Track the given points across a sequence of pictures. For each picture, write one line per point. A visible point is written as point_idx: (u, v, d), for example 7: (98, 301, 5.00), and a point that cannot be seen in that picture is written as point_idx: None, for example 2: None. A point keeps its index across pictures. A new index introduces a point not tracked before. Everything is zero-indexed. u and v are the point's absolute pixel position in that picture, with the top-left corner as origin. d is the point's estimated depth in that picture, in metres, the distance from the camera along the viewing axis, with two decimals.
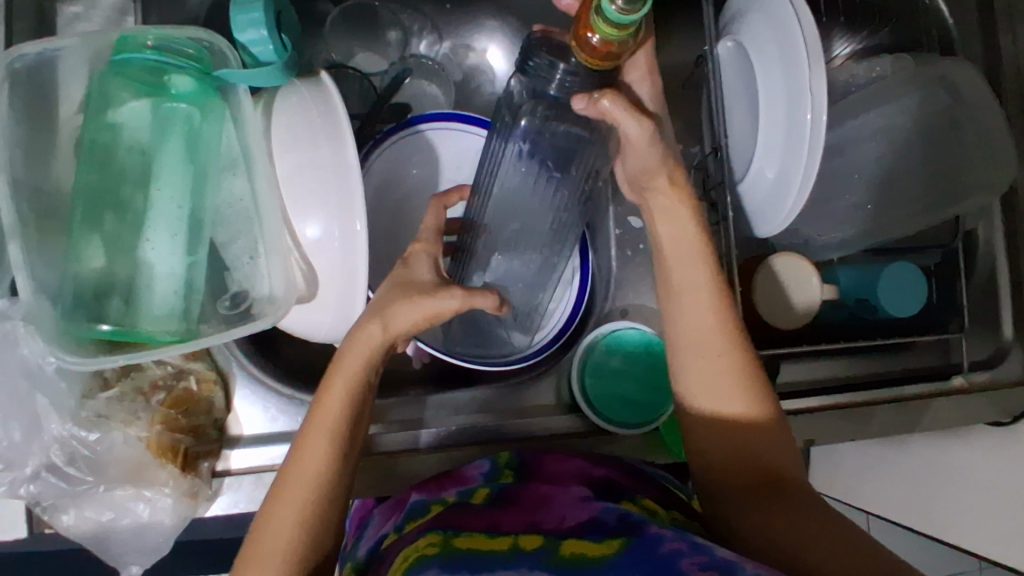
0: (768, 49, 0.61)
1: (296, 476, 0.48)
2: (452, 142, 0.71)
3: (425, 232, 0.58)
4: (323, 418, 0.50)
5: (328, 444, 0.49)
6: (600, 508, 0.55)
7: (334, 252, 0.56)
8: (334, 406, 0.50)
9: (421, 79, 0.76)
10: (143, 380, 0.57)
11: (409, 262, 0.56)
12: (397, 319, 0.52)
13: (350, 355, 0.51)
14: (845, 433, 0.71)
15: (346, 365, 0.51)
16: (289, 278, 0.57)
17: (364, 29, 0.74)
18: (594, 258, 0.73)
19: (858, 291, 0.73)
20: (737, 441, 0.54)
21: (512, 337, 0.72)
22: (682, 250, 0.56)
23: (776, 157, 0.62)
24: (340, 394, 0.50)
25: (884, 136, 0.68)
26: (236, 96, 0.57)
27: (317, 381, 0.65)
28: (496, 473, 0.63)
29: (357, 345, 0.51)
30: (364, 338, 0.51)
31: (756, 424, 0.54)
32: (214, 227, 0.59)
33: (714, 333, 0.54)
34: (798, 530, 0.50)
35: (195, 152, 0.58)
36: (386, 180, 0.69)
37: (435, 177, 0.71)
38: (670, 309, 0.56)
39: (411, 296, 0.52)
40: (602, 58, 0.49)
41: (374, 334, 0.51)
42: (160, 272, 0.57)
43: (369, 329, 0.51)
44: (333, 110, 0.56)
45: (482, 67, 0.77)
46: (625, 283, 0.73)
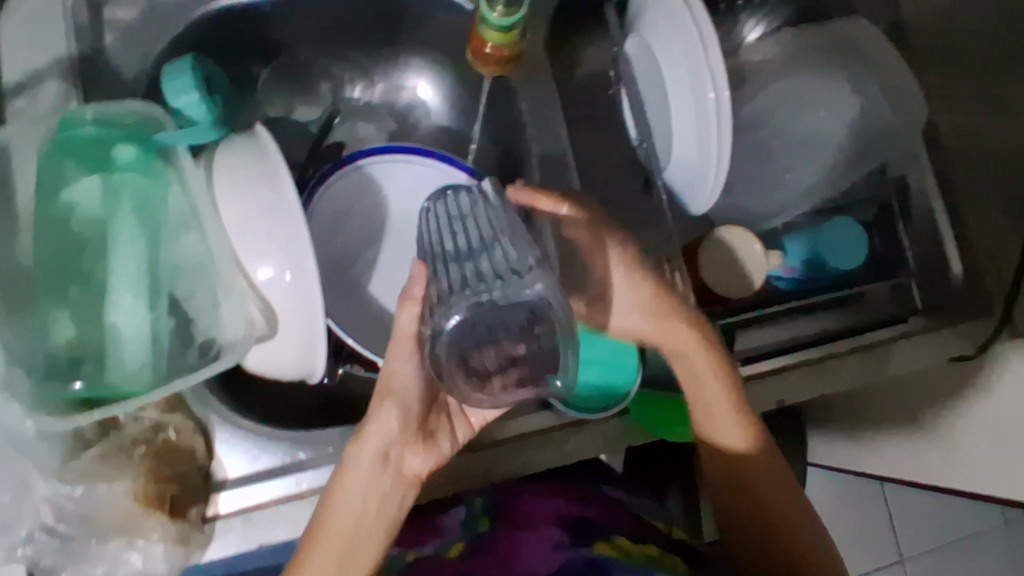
0: (665, 38, 0.65)
1: None
2: (390, 177, 0.73)
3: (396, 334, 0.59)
4: (325, 534, 0.53)
5: (337, 553, 0.52)
6: (567, 555, 0.73)
7: (289, 289, 0.59)
8: (327, 534, 0.53)
9: (353, 121, 0.81)
10: (123, 437, 0.59)
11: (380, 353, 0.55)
12: (376, 429, 0.53)
13: (350, 476, 0.53)
14: (811, 389, 0.71)
15: (336, 499, 0.53)
16: (248, 318, 0.60)
17: (297, 82, 0.78)
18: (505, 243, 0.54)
19: (807, 266, 0.74)
20: (751, 492, 0.66)
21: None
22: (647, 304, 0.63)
23: (690, 135, 0.65)
24: (334, 509, 0.53)
25: (782, 107, 0.74)
26: (178, 158, 0.62)
27: (283, 417, 0.68)
28: (476, 519, 0.80)
29: (343, 471, 0.53)
30: (346, 462, 0.53)
31: (764, 479, 0.66)
32: (171, 282, 0.61)
33: (711, 380, 0.62)
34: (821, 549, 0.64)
35: (146, 214, 0.61)
36: (333, 218, 0.71)
37: (380, 208, 0.73)
38: (684, 374, 0.63)
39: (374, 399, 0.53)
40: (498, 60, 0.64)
41: (353, 452, 0.53)
42: (127, 330, 0.59)
43: (353, 450, 0.53)
44: (268, 156, 0.60)
45: (414, 102, 0.81)
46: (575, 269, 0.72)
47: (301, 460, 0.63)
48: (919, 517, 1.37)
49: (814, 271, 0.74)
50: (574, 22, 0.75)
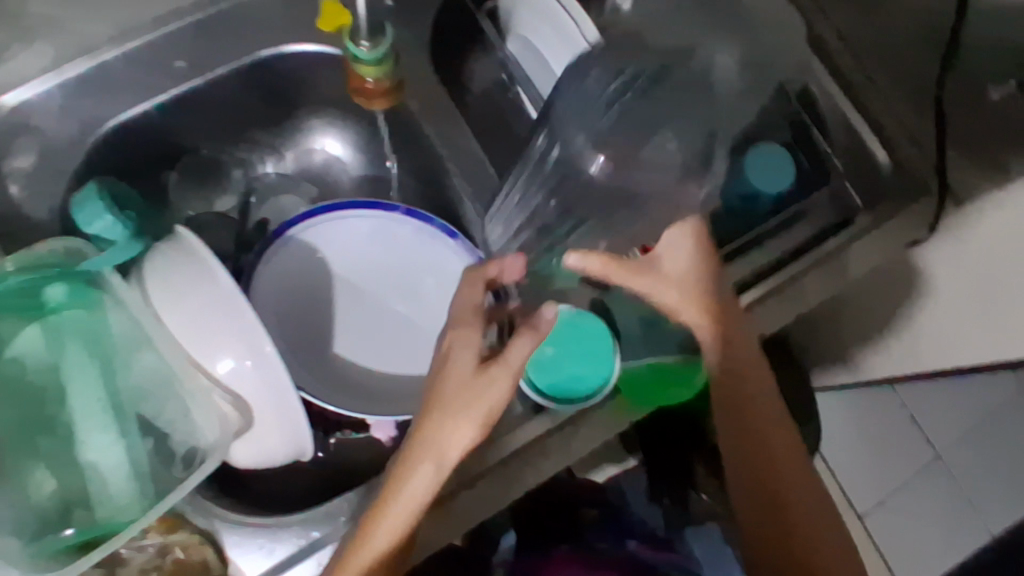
0: None
1: None
2: (324, 237, 0.72)
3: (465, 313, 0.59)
4: (374, 533, 0.54)
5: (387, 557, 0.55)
6: None
7: (254, 374, 0.58)
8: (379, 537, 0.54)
9: (275, 195, 0.82)
10: (132, 570, 0.60)
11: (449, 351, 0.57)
12: (451, 440, 0.54)
13: (411, 480, 0.54)
14: (782, 315, 0.70)
15: (394, 500, 0.55)
16: (222, 415, 0.60)
17: (209, 176, 0.79)
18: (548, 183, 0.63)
19: (737, 208, 0.72)
20: (774, 477, 0.66)
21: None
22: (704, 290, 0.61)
23: None
24: (392, 513, 0.54)
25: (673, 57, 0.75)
26: (108, 280, 0.61)
27: (284, 504, 0.67)
28: None
29: (407, 473, 0.54)
30: (414, 475, 0.54)
31: (787, 473, 0.67)
32: (137, 404, 0.60)
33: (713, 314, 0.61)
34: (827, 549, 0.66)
35: (95, 346, 0.60)
36: (280, 290, 0.69)
37: (319, 267, 0.72)
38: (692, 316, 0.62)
39: (454, 409, 0.54)
40: (387, 91, 0.66)
41: (426, 468, 0.54)
42: (107, 465, 0.59)
43: (425, 464, 0.54)
44: (196, 253, 0.59)
45: (329, 160, 0.83)
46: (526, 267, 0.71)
47: (316, 540, 0.61)
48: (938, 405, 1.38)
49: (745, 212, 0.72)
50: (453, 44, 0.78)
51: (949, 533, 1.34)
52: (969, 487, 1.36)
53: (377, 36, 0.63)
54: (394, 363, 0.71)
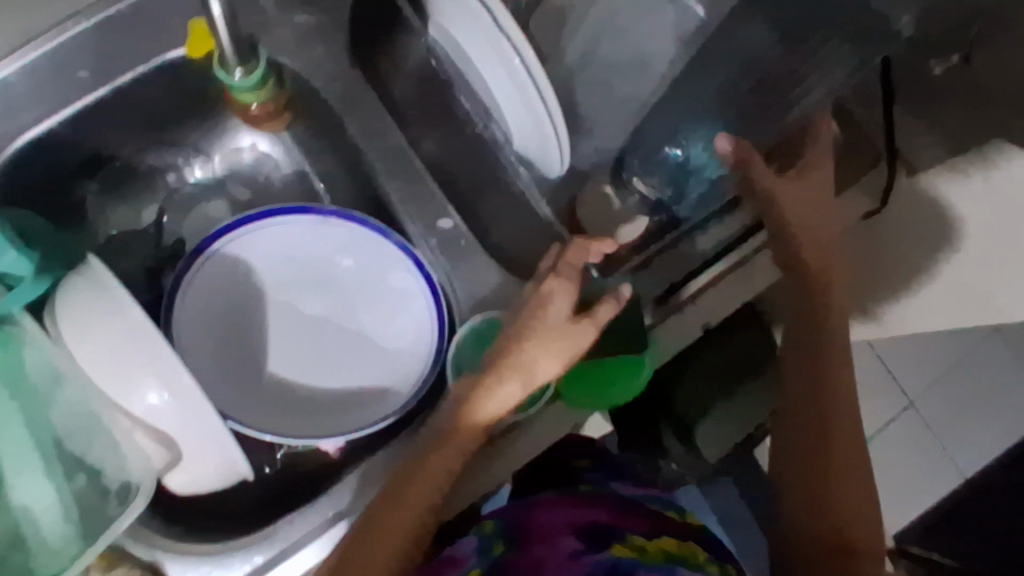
0: (459, 25, 0.63)
1: (402, 501, 0.58)
2: (252, 247, 0.69)
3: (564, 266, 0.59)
4: (444, 448, 0.58)
5: (453, 460, 0.58)
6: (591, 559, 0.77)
7: (175, 404, 0.57)
8: (461, 438, 0.58)
9: (203, 202, 0.79)
10: None
11: (544, 297, 0.58)
12: (539, 372, 0.57)
13: (490, 396, 0.57)
14: (735, 297, 0.70)
15: (475, 406, 0.58)
16: (149, 447, 0.58)
17: (132, 187, 0.76)
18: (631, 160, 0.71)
19: (672, 173, 0.70)
20: (819, 409, 0.70)
21: (395, 393, 0.67)
22: (795, 199, 0.65)
23: (518, 110, 0.63)
24: (463, 436, 0.58)
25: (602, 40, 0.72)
26: (21, 320, 0.60)
27: (230, 522, 0.65)
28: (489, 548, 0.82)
29: (487, 396, 0.57)
30: (500, 395, 0.57)
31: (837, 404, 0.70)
32: (66, 441, 0.58)
33: (823, 182, 0.67)
34: (849, 494, 0.68)
35: (13, 386, 0.58)
36: (211, 308, 0.68)
37: (252, 280, 0.69)
38: (806, 186, 0.66)
39: (552, 343, 0.57)
40: (270, 112, 0.71)
41: (511, 390, 0.57)
42: (39, 507, 0.57)
43: (511, 384, 0.57)
44: (105, 283, 0.57)
45: (260, 159, 0.80)
46: (460, 265, 0.69)
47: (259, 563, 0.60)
48: (909, 355, 1.39)
49: (679, 181, 0.70)
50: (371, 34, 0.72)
51: (922, 473, 1.37)
52: (939, 427, 1.39)
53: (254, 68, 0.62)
54: (334, 374, 0.68)
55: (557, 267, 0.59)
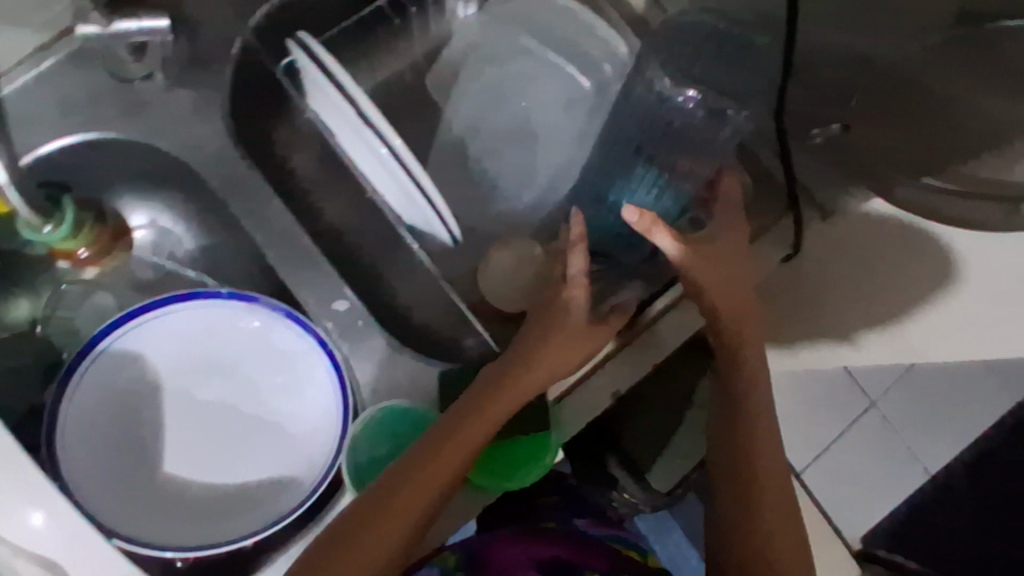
0: (326, 112, 0.61)
1: (394, 501, 0.54)
2: (140, 340, 0.67)
3: (576, 274, 0.57)
4: (433, 469, 0.54)
5: (461, 455, 0.55)
6: None
7: (62, 523, 0.56)
8: (479, 431, 0.55)
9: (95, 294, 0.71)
10: None
11: (568, 305, 0.58)
12: (573, 352, 0.58)
13: (522, 381, 0.57)
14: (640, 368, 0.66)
15: (497, 398, 0.56)
16: None
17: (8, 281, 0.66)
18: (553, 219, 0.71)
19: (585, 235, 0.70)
20: (748, 463, 0.63)
21: (295, 487, 0.64)
22: (712, 270, 0.58)
23: (394, 191, 0.61)
24: (449, 460, 0.54)
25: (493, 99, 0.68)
26: None
27: None
28: None
29: (519, 383, 0.56)
30: (528, 380, 0.57)
31: (767, 456, 0.64)
32: None
33: (739, 234, 0.61)
34: (788, 548, 0.62)
35: None
36: (96, 412, 0.64)
37: (142, 376, 0.67)
38: (717, 249, 0.59)
39: (583, 333, 0.58)
40: (100, 249, 0.71)
41: (540, 375, 0.57)
42: None
43: (540, 369, 0.57)
44: None
45: (160, 239, 0.75)
46: (358, 348, 0.67)
47: None
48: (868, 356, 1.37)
49: (595, 242, 0.68)
50: (257, 109, 0.71)
51: (891, 478, 1.36)
52: (905, 430, 1.37)
53: (61, 218, 0.63)
54: (233, 468, 0.66)
55: (574, 274, 0.57)
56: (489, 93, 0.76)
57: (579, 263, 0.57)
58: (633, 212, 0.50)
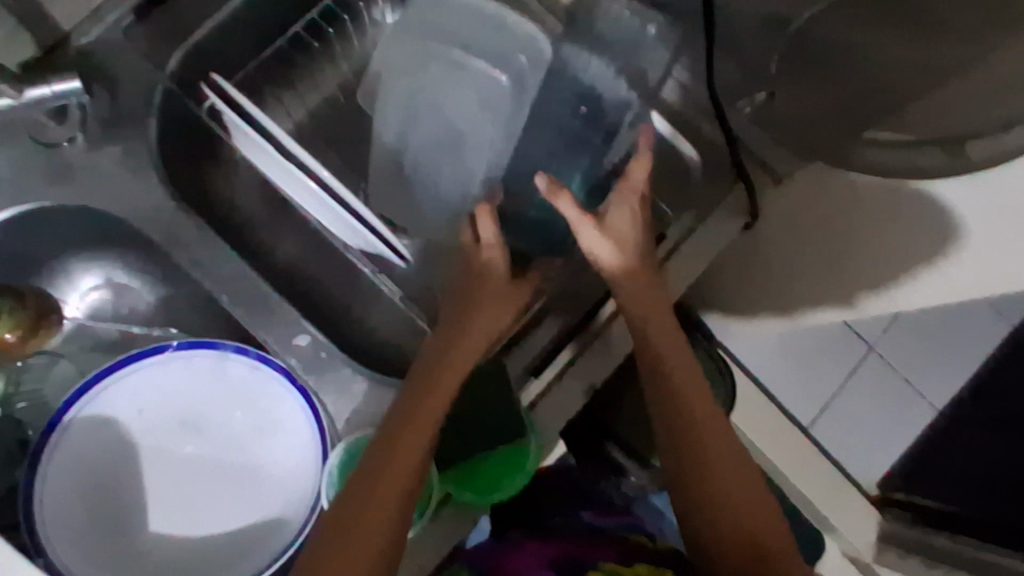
0: (254, 152, 0.62)
1: (377, 491, 0.53)
2: (110, 403, 0.66)
3: (490, 235, 0.61)
4: (397, 451, 0.54)
5: (427, 432, 0.55)
6: None
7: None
8: (436, 404, 0.56)
9: (50, 366, 0.70)
10: None
11: (488, 266, 0.61)
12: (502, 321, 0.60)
13: (462, 352, 0.58)
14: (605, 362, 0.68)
15: (444, 372, 0.57)
16: None
17: None
18: (507, 218, 0.69)
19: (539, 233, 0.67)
20: (696, 441, 0.62)
21: (283, 528, 0.64)
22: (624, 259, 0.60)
23: (332, 218, 0.61)
24: (418, 432, 0.55)
25: None
26: None
27: None
28: None
29: (460, 355, 0.58)
30: (469, 347, 0.59)
31: (707, 418, 0.63)
32: None
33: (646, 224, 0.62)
34: (746, 511, 0.61)
35: None
36: (76, 481, 0.64)
37: (118, 438, 0.66)
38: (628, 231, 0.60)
39: (509, 297, 0.61)
40: (24, 334, 0.66)
41: (481, 339, 0.59)
42: None
43: (477, 338, 0.59)
44: None
45: (114, 297, 0.76)
46: (326, 379, 0.66)
47: None
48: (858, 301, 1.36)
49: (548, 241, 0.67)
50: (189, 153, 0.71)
51: (898, 417, 1.36)
52: (904, 367, 1.37)
53: None
54: (222, 516, 0.65)
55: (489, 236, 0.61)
56: (412, 108, 0.75)
57: (491, 224, 0.60)
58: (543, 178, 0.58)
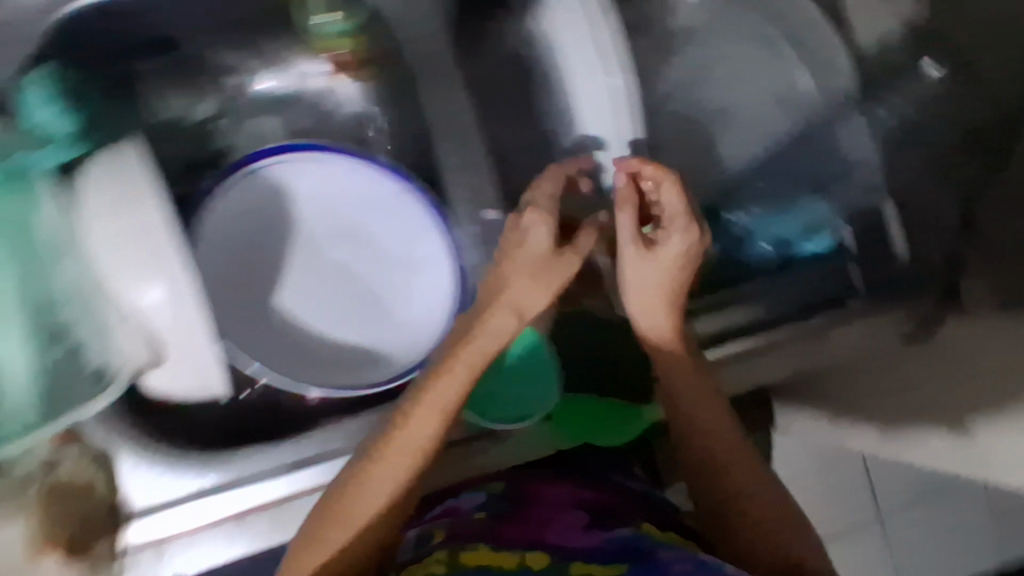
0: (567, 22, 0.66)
1: (365, 482, 0.52)
2: (292, 176, 0.67)
3: (545, 203, 0.58)
4: (398, 443, 0.52)
5: (432, 422, 0.52)
6: (606, 536, 0.61)
7: (176, 314, 0.54)
8: (448, 386, 0.53)
9: (256, 114, 0.72)
10: (17, 473, 0.58)
11: (523, 235, 0.57)
12: (535, 298, 0.55)
13: (472, 344, 0.55)
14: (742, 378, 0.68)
15: (468, 349, 0.54)
16: (133, 346, 0.55)
17: (192, 74, 0.70)
18: (719, 212, 0.72)
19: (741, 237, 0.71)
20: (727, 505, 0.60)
21: (391, 365, 0.66)
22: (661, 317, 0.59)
23: (603, 106, 0.65)
24: (431, 415, 0.53)
25: None
26: (45, 186, 0.58)
27: (214, 441, 0.65)
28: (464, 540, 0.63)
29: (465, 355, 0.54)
30: (501, 325, 0.55)
31: (740, 483, 0.60)
32: (59, 309, 0.57)
33: (659, 290, 0.59)
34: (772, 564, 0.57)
35: (19, 245, 0.57)
36: (233, 225, 0.65)
37: (284, 210, 0.67)
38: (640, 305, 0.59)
39: (556, 275, 0.56)
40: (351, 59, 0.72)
41: (508, 319, 0.55)
42: (7, 361, 0.56)
43: (507, 316, 0.55)
44: (136, 174, 0.54)
45: (328, 89, 0.73)
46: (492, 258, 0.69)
47: (208, 489, 0.61)
48: None
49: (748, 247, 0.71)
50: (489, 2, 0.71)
51: None
52: None
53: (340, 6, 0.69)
54: (340, 327, 0.67)
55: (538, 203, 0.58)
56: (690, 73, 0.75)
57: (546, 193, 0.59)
58: (625, 177, 0.59)
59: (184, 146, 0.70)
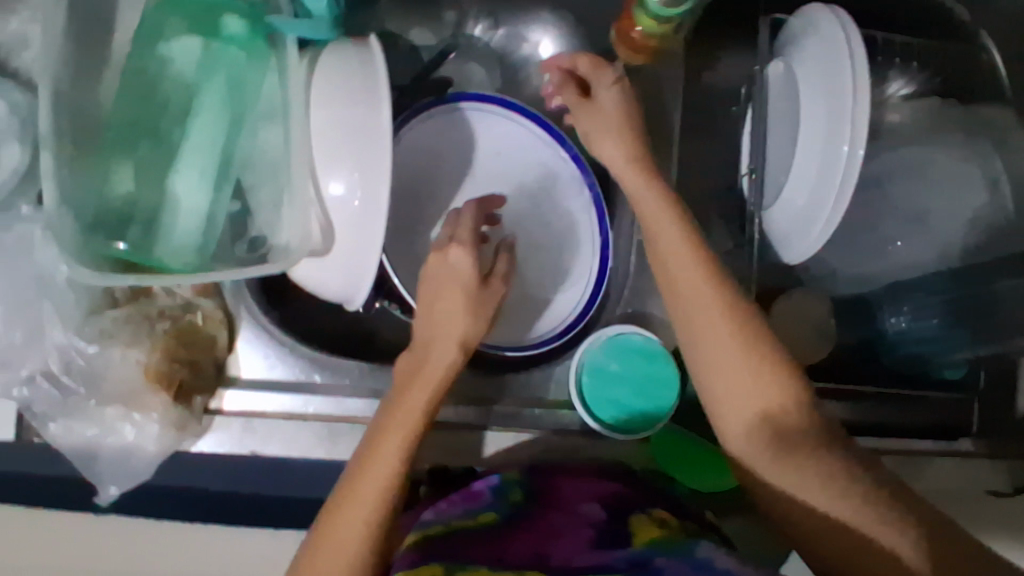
0: (809, 64, 0.60)
1: (350, 496, 0.49)
2: (484, 128, 0.70)
3: (572, 75, 0.62)
4: (377, 463, 0.50)
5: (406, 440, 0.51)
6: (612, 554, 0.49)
7: (353, 213, 0.55)
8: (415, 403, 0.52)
9: (469, 62, 0.78)
10: (151, 307, 0.59)
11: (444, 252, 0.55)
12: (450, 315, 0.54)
13: (431, 361, 0.53)
14: None
15: (428, 366, 0.53)
16: (306, 230, 0.56)
17: (422, 4, 0.75)
18: (865, 305, 0.71)
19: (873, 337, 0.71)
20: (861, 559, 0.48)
21: (512, 333, 0.68)
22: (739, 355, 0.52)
23: (811, 167, 0.60)
24: (399, 431, 0.51)
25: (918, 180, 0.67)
26: (284, 48, 0.59)
27: (328, 342, 0.67)
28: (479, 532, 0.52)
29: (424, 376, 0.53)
30: (438, 342, 0.53)
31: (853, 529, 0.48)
32: (242, 168, 0.58)
33: (712, 304, 0.53)
34: None
35: (236, 95, 0.58)
36: (419, 153, 0.69)
37: (467, 156, 0.71)
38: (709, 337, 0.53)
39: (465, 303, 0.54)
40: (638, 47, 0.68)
41: (449, 339, 0.53)
42: (187, 204, 0.56)
43: (447, 336, 0.54)
44: (374, 71, 0.56)
45: (532, 58, 0.78)
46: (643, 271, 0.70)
47: (314, 382, 0.63)
48: None
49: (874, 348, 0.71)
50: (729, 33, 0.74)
51: None
52: None
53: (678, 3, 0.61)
54: None
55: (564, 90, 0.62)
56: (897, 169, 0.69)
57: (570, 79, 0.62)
58: (557, 70, 0.62)
59: (395, 67, 0.75)
